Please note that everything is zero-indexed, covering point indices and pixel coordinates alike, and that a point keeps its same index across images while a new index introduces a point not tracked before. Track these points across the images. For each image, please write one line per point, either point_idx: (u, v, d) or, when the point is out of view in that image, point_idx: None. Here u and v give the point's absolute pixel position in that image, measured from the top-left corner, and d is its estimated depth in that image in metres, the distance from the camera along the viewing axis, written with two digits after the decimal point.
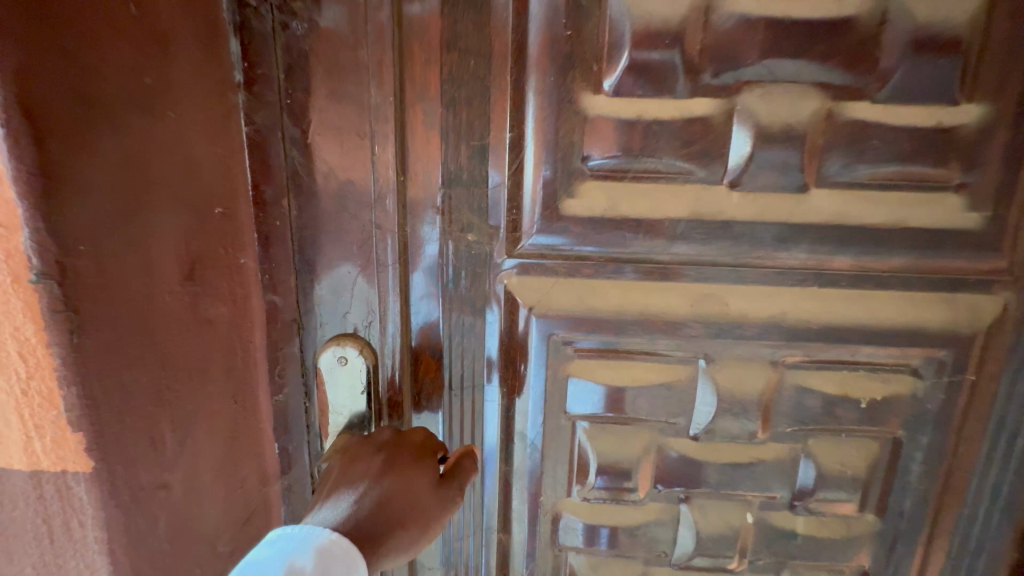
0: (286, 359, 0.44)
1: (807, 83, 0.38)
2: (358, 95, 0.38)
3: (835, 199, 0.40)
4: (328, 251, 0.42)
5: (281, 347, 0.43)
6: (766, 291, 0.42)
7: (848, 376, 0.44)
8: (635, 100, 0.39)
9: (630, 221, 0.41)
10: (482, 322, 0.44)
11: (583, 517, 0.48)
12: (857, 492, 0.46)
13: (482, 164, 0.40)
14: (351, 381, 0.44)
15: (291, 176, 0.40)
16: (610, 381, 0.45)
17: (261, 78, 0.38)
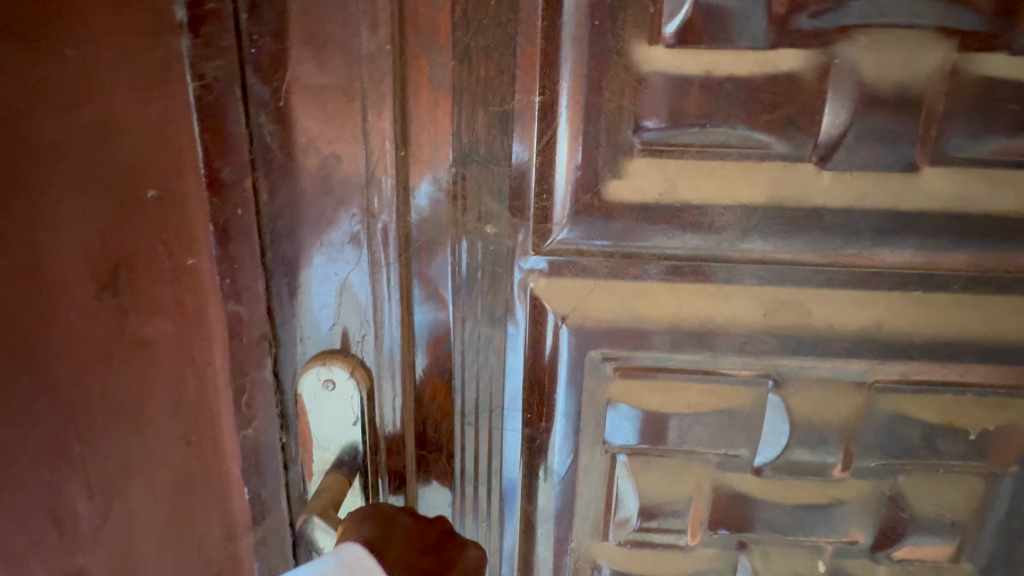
0: (253, 387, 0.36)
1: (929, 27, 0.30)
2: (347, 44, 0.30)
3: (950, 181, 0.32)
4: (308, 245, 0.34)
5: (248, 372, 0.36)
6: (858, 297, 0.34)
7: (952, 401, 0.36)
8: (703, 52, 0.31)
9: (691, 209, 0.33)
10: (501, 334, 0.36)
11: (622, 563, 0.41)
12: (953, 538, 0.39)
13: (504, 135, 0.32)
14: (339, 410, 0.36)
15: (260, 151, 0.32)
16: (656, 408, 0.37)
17: (213, 15, 0.29)
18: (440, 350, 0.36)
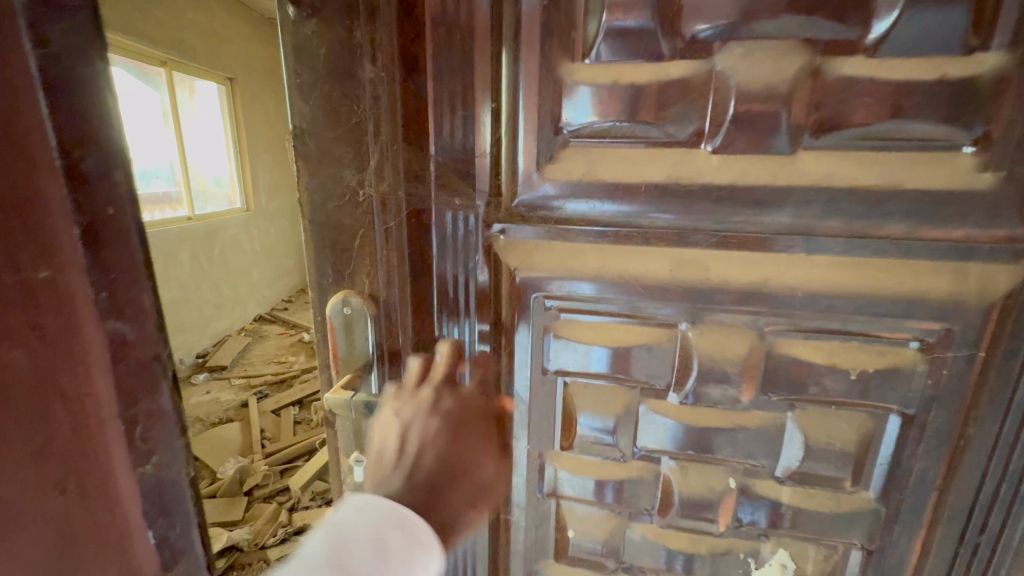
0: None
1: (795, 39, 0.45)
2: (359, 78, 0.53)
3: (822, 160, 0.48)
4: (344, 212, 0.58)
5: None
6: (749, 258, 0.51)
7: (842, 348, 0.52)
8: (610, 66, 0.50)
9: (606, 183, 0.53)
10: (470, 278, 0.58)
11: (573, 471, 0.63)
12: (846, 462, 0.55)
13: (466, 133, 0.53)
14: (357, 324, 0.61)
15: None
16: (603, 343, 0.57)
17: None
18: (431, 285, 0.59)
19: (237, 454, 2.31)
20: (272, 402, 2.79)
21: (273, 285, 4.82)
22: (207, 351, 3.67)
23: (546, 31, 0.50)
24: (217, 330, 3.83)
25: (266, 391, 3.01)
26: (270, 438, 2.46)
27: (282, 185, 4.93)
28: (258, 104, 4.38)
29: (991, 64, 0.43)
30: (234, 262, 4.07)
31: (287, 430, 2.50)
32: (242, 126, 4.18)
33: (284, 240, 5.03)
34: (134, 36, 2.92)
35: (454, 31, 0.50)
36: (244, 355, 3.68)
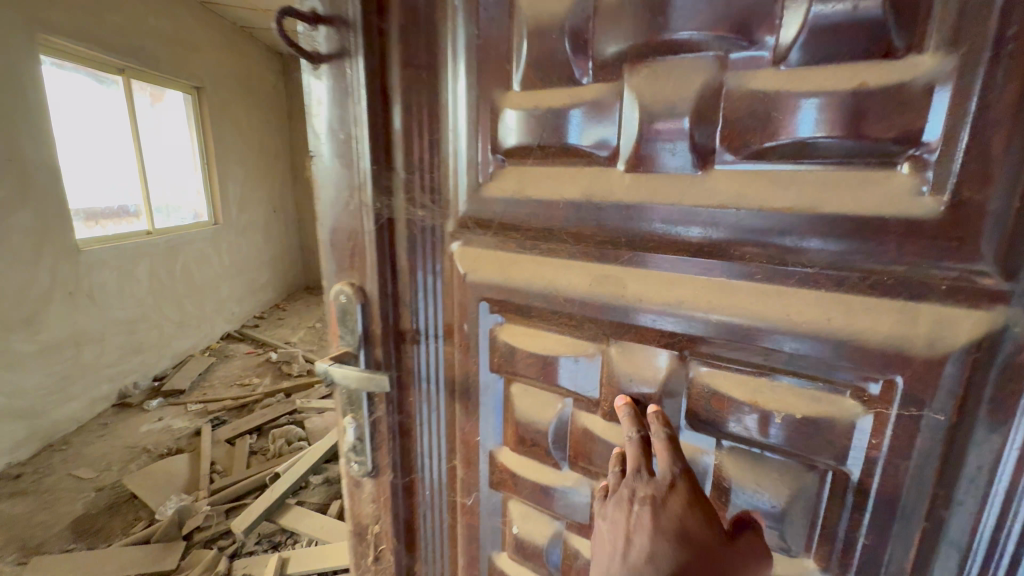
0: None
1: (693, 57, 0.44)
2: (349, 111, 0.59)
3: (729, 181, 0.45)
4: (342, 222, 0.65)
5: None
6: (667, 277, 0.49)
7: (765, 383, 0.47)
8: (536, 90, 0.54)
9: (531, 201, 0.57)
10: (439, 283, 0.65)
11: (513, 466, 0.67)
12: (779, 516, 0.49)
13: (435, 156, 0.61)
14: (349, 313, 0.67)
15: None
16: (541, 352, 0.59)
17: None
18: (415, 289, 0.66)
19: (182, 490, 2.13)
20: (229, 429, 2.61)
21: (244, 301, 4.60)
22: (166, 374, 3.44)
23: (479, 69, 0.57)
24: (180, 350, 3.62)
25: (224, 416, 2.83)
26: (221, 472, 2.27)
27: (255, 198, 4.76)
28: (227, 114, 4.21)
29: (922, 69, 0.37)
30: (199, 278, 3.87)
31: (240, 461, 2.33)
32: (211, 137, 4.00)
33: (256, 254, 4.84)
34: (93, 44, 2.75)
35: (420, 74, 0.58)
36: (207, 376, 3.48)
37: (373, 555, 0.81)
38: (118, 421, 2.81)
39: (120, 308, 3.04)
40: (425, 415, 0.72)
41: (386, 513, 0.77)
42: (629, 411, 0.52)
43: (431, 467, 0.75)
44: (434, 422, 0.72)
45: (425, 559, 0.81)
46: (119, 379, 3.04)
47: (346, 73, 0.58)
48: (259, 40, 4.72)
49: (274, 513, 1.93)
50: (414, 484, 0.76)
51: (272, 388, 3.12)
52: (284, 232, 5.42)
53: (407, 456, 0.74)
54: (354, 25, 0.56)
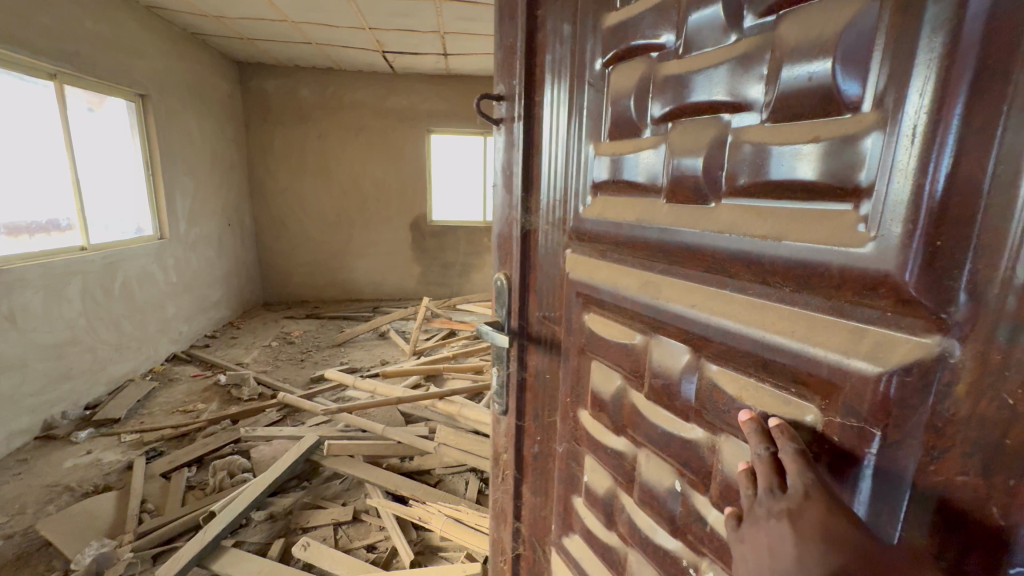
0: None
1: (711, 116, 0.48)
2: (513, 152, 0.81)
3: (735, 215, 0.47)
4: (503, 230, 0.86)
5: None
6: (688, 286, 0.52)
7: (748, 387, 0.46)
8: (617, 139, 0.61)
9: (606, 221, 0.63)
10: (556, 280, 0.75)
11: (595, 430, 0.69)
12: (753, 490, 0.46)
13: (557, 183, 0.73)
14: (502, 293, 0.86)
15: None
16: (608, 335, 0.64)
17: None
18: (542, 282, 0.78)
19: (105, 535, 1.94)
20: (164, 462, 2.42)
21: (193, 319, 4.32)
22: (99, 402, 3.14)
23: (589, 122, 0.66)
24: (117, 375, 3.34)
25: (161, 448, 2.62)
26: (151, 511, 2.09)
27: (207, 211, 4.53)
28: (176, 123, 4.00)
29: (864, 126, 0.36)
30: (141, 295, 3.61)
31: (173, 498, 2.15)
32: (157, 146, 3.78)
33: (208, 269, 4.58)
34: (16, 47, 2.55)
35: (554, 124, 0.73)
36: (146, 403, 3.22)
37: (502, 478, 0.95)
38: (37, 457, 2.52)
39: (46, 331, 2.78)
40: (542, 387, 0.82)
41: (513, 447, 0.91)
42: (755, 427, 0.44)
43: (540, 424, 0.84)
44: (546, 396, 0.81)
45: (530, 498, 0.90)
46: (42, 410, 2.75)
47: (515, 130, 0.80)
48: (213, 47, 4.53)
49: (205, 558, 1.75)
50: (528, 431, 0.87)
51: (218, 414, 2.91)
52: (239, 246, 5.16)
53: (525, 407, 0.87)
54: (519, 100, 0.78)
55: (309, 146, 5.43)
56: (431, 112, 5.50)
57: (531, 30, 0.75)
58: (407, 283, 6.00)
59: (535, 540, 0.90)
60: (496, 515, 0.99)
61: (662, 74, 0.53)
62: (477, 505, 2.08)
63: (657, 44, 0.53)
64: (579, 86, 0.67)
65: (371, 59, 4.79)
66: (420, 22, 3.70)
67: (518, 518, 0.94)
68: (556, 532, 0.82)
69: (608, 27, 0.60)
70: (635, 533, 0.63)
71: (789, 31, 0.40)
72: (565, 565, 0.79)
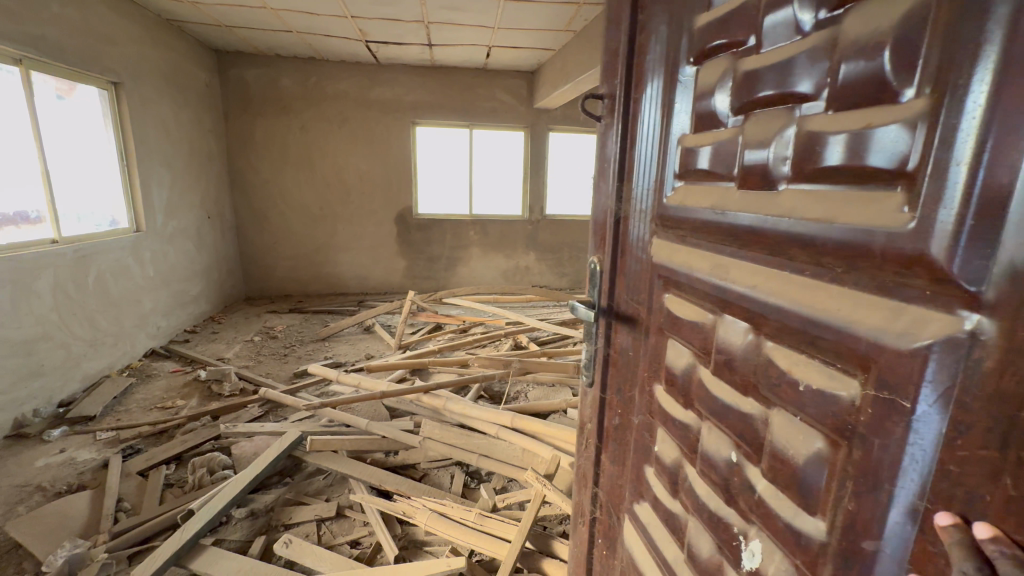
0: None
1: (781, 109, 0.45)
2: (612, 129, 0.76)
3: (795, 200, 0.44)
4: (600, 210, 0.81)
5: None
6: (750, 268, 0.49)
7: (798, 362, 0.44)
8: (702, 133, 0.57)
9: (700, 201, 0.57)
10: (644, 265, 0.69)
11: (675, 408, 0.63)
12: (803, 459, 0.43)
13: (649, 160, 0.67)
14: (594, 276, 0.82)
15: None
16: (690, 315, 0.59)
17: None
18: (631, 266, 0.72)
19: (78, 535, 1.89)
20: (141, 460, 2.36)
21: (172, 314, 4.22)
22: (74, 398, 3.06)
23: (680, 103, 0.61)
24: (92, 371, 3.26)
25: (139, 445, 2.56)
26: (127, 511, 2.04)
27: (185, 203, 4.41)
28: (151, 112, 3.88)
29: (912, 113, 0.34)
30: (117, 289, 3.51)
31: (151, 497, 2.10)
32: (131, 137, 3.66)
33: (186, 263, 4.47)
34: None
35: (651, 99, 0.67)
36: (123, 400, 3.13)
37: (587, 445, 0.91)
38: (8, 455, 2.45)
39: (14, 328, 2.68)
40: (625, 376, 0.76)
41: (595, 414, 0.87)
42: (958, 537, 0.32)
43: (617, 398, 0.79)
44: (625, 381, 0.76)
45: (608, 468, 0.83)
46: (14, 407, 2.67)
47: (616, 108, 0.75)
48: (189, 36, 4.41)
49: (183, 557, 1.72)
50: (610, 403, 0.82)
51: (198, 410, 2.85)
52: (218, 239, 5.05)
53: (609, 379, 0.81)
54: (621, 74, 0.73)
55: (291, 137, 5.32)
56: (416, 103, 5.42)
57: (633, 32, 0.70)
58: (393, 277, 5.93)
59: (611, 507, 0.83)
60: (580, 477, 0.94)
61: (742, 69, 0.50)
62: (462, 498, 2.07)
63: (737, 40, 0.50)
64: (671, 82, 0.63)
65: (354, 49, 4.70)
66: (404, 11, 3.63)
67: (596, 484, 0.88)
68: (627, 499, 0.77)
69: (698, 27, 0.57)
70: (692, 497, 0.60)
71: (852, 27, 0.38)
72: (637, 537, 0.73)
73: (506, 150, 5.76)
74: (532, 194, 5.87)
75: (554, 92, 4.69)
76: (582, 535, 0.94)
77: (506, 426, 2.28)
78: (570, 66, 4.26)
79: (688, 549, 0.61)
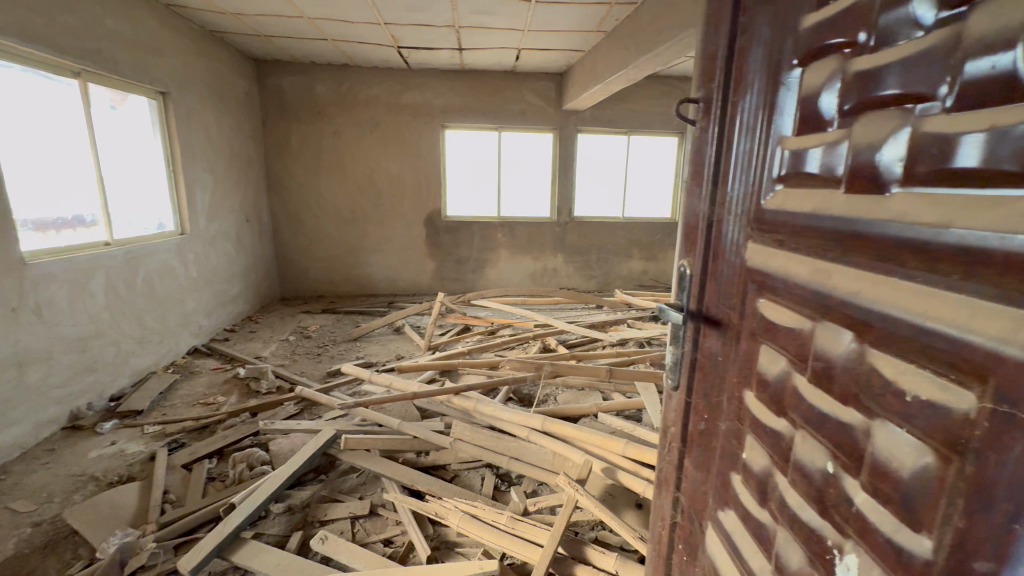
0: None
1: (897, 111, 0.38)
2: (706, 112, 0.64)
3: (907, 202, 0.37)
4: (689, 205, 0.70)
5: None
6: (846, 268, 0.42)
7: (907, 372, 0.37)
8: (801, 136, 0.49)
9: (801, 173, 0.48)
10: (741, 276, 0.58)
11: (763, 414, 0.54)
12: (912, 469, 0.36)
13: (750, 147, 0.56)
14: (681, 283, 0.71)
15: None
16: (788, 322, 0.49)
17: None
18: (725, 273, 0.61)
19: (129, 524, 1.99)
20: (186, 454, 2.46)
21: (212, 313, 4.38)
22: (124, 393, 3.21)
23: (785, 92, 0.51)
24: (139, 367, 3.40)
25: (182, 439, 2.66)
26: (172, 502, 2.13)
27: (225, 207, 4.58)
28: (196, 120, 4.05)
29: None
30: (162, 290, 3.66)
31: (194, 490, 2.18)
32: (177, 144, 3.83)
33: (227, 265, 4.63)
34: (40, 44, 2.60)
35: (755, 79, 0.55)
36: (168, 396, 3.26)
37: (666, 450, 0.78)
38: (65, 446, 2.59)
39: (71, 326, 2.83)
40: (708, 395, 0.65)
41: (671, 416, 0.75)
42: None
43: (695, 406, 0.68)
44: (706, 400, 0.66)
45: (690, 472, 0.70)
46: (69, 401, 2.82)
47: (712, 88, 0.63)
48: (231, 46, 4.59)
49: (225, 549, 1.77)
50: (693, 409, 0.69)
51: (237, 407, 2.95)
52: (256, 241, 5.22)
53: (689, 387, 0.69)
54: (719, 49, 0.61)
55: (325, 142, 5.47)
56: (446, 107, 5.48)
57: (733, 30, 0.58)
58: (422, 279, 6.01)
59: (693, 513, 0.70)
60: (659, 485, 0.81)
61: (852, 70, 0.42)
62: (493, 501, 2.06)
63: (848, 38, 0.42)
64: (773, 84, 0.52)
65: (386, 55, 4.79)
66: (436, 16, 3.67)
67: (678, 488, 0.74)
68: (710, 506, 0.65)
69: (805, 27, 0.47)
70: (783, 506, 0.51)
71: (981, 21, 0.32)
72: (720, 546, 0.62)
73: (535, 152, 5.76)
74: (561, 196, 5.84)
75: (583, 93, 4.66)
76: (661, 538, 0.80)
77: (537, 429, 2.28)
78: (600, 67, 4.22)
79: (777, 562, 0.52)
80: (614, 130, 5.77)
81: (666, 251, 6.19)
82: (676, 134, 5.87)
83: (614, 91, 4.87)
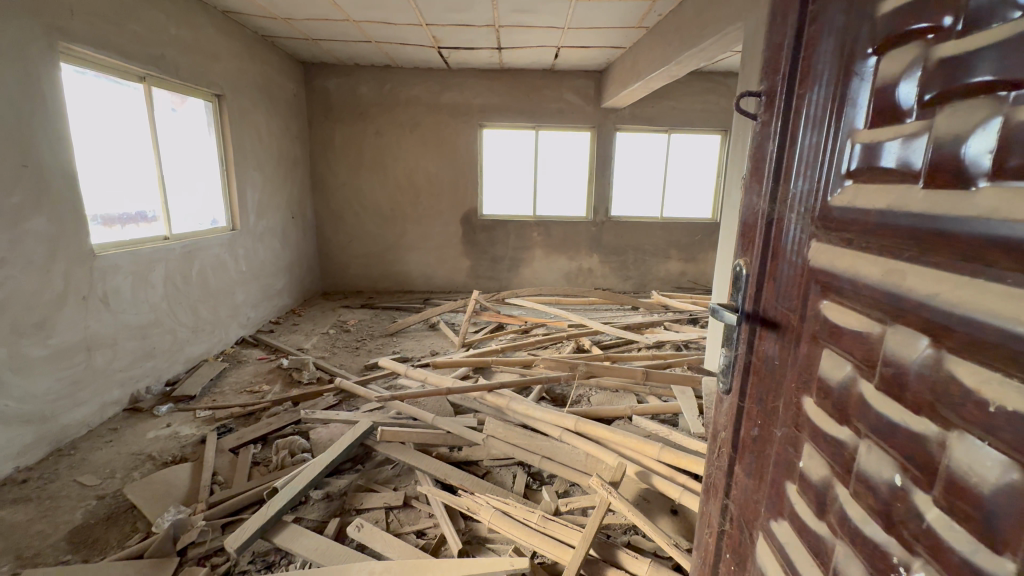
0: None
1: (983, 103, 0.36)
2: (770, 104, 0.61)
3: (1003, 200, 0.34)
4: (749, 201, 0.67)
5: None
6: (929, 273, 0.39)
7: (995, 382, 0.34)
8: (875, 129, 0.46)
9: (875, 169, 0.45)
10: (804, 274, 0.55)
11: (823, 422, 0.51)
12: (997, 488, 0.34)
13: (818, 140, 0.53)
14: (737, 282, 0.68)
15: None
16: (855, 327, 0.47)
17: None
18: (786, 272, 0.58)
19: (181, 502, 2.11)
20: (233, 439, 2.59)
21: (260, 306, 4.58)
22: (178, 378, 3.41)
23: (859, 82, 0.48)
24: (192, 355, 3.60)
25: (230, 424, 2.80)
26: (221, 483, 2.25)
27: (273, 204, 4.78)
28: (248, 121, 4.25)
29: None
30: (214, 282, 3.87)
31: (240, 473, 2.29)
32: (231, 144, 4.03)
33: (273, 260, 4.84)
34: (110, 51, 2.79)
35: (824, 68, 0.52)
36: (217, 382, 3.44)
37: (716, 457, 0.75)
38: (126, 427, 2.77)
39: (133, 314, 3.03)
40: (763, 399, 0.63)
41: (723, 420, 0.73)
42: None
43: (748, 411, 0.66)
44: (761, 405, 0.63)
45: (741, 480, 0.68)
46: (130, 384, 3.02)
47: (778, 80, 0.60)
48: (282, 50, 4.79)
49: (268, 531, 1.86)
50: (746, 414, 0.66)
51: (281, 396, 3.07)
52: (301, 238, 5.43)
53: (743, 391, 0.67)
54: (785, 40, 0.58)
55: (367, 142, 5.62)
56: (484, 107, 5.53)
57: (801, 22, 0.56)
58: (457, 277, 6.07)
59: (743, 522, 0.67)
60: (707, 491, 0.79)
61: (935, 57, 0.39)
62: (524, 499, 2.07)
63: (932, 22, 0.40)
64: (846, 74, 0.49)
65: (427, 56, 4.87)
66: (476, 16, 3.71)
67: (728, 496, 0.72)
68: (762, 516, 0.62)
69: (883, 14, 0.45)
70: (843, 519, 0.48)
71: None
72: (771, 557, 0.60)
73: (572, 151, 5.72)
74: (598, 195, 5.78)
75: (623, 90, 4.59)
76: (707, 547, 0.78)
77: (569, 429, 2.28)
78: (640, 64, 4.15)
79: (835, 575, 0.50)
80: (654, 128, 5.65)
81: (706, 253, 6.02)
82: (719, 132, 5.69)
83: (655, 88, 4.77)
